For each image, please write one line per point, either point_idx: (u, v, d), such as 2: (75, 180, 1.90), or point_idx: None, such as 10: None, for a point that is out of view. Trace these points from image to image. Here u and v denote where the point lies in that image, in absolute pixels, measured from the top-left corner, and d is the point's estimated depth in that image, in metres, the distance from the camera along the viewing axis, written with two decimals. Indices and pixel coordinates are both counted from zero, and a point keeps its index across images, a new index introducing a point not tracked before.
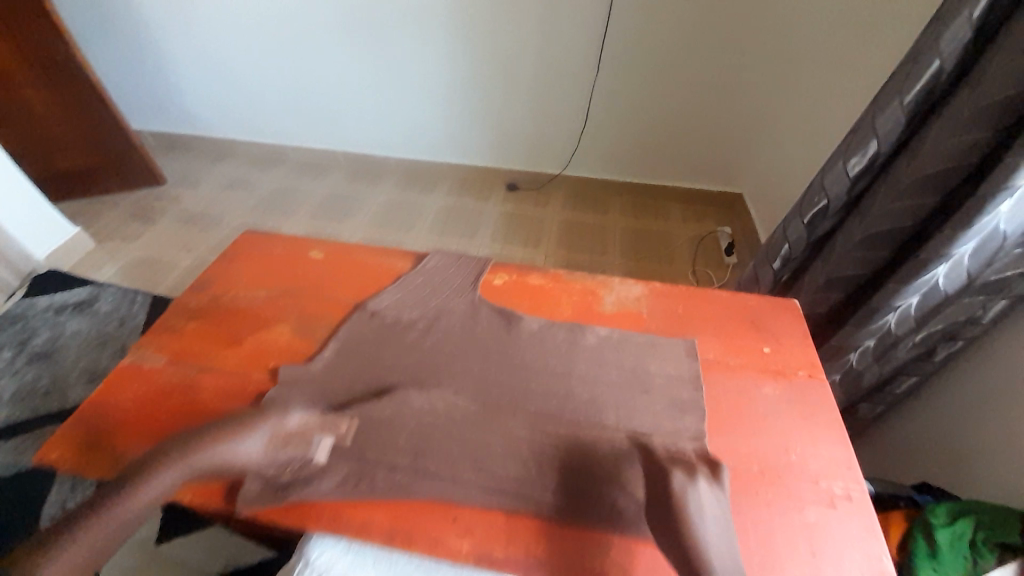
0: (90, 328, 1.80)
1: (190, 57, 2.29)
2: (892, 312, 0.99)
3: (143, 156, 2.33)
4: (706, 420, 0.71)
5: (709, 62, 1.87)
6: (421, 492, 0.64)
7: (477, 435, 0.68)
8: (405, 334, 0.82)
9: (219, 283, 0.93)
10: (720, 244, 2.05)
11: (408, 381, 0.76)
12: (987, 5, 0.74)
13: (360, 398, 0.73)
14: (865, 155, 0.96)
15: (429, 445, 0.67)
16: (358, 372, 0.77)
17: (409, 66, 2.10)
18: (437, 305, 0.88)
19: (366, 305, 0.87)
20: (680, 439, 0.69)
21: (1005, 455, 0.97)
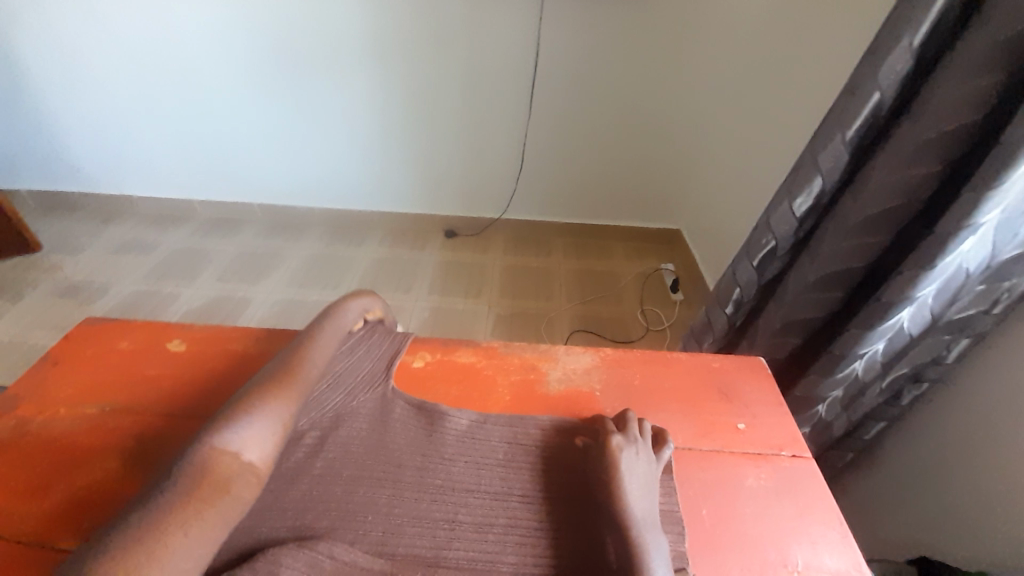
0: None
1: (74, 108, 2.01)
2: (858, 360, 0.90)
3: (8, 220, 1.96)
4: (686, 538, 0.57)
5: (636, 103, 1.89)
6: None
7: None
8: (290, 454, 0.62)
9: (33, 405, 0.71)
10: (665, 281, 1.99)
11: (288, 529, 0.55)
12: (928, 31, 0.70)
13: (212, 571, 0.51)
14: (810, 193, 0.89)
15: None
16: None
17: (330, 111, 1.95)
18: (337, 406, 0.67)
19: None
20: None
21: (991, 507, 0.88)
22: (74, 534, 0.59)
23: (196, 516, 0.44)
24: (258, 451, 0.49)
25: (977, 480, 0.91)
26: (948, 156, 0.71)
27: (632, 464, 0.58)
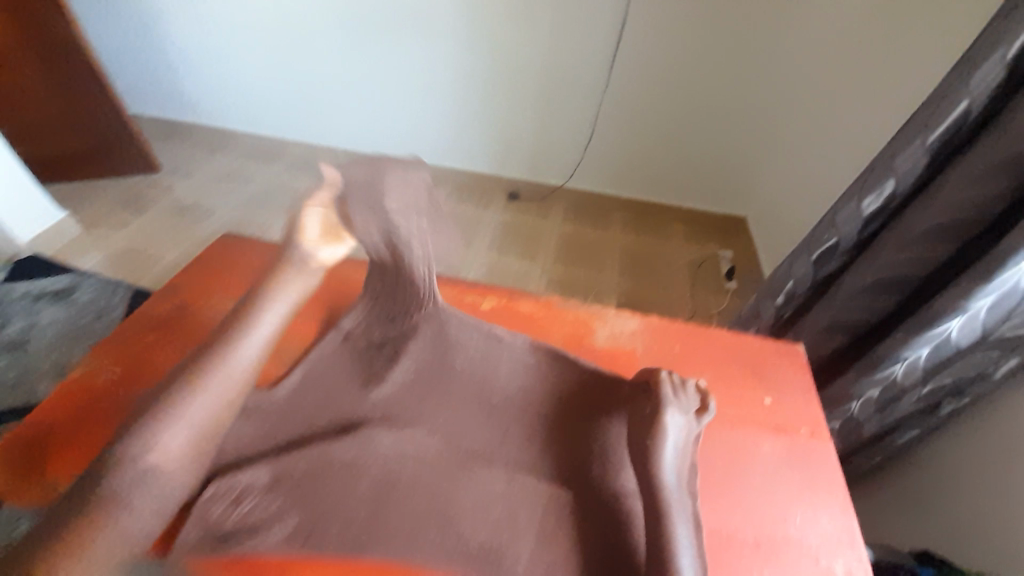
0: (66, 320, 1.73)
1: (196, 46, 2.24)
2: (900, 362, 0.93)
3: (139, 143, 2.26)
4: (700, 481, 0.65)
5: (721, 84, 1.85)
6: (375, 559, 0.56)
7: (446, 487, 0.62)
8: (379, 361, 0.76)
9: (186, 290, 0.87)
10: (720, 269, 1.99)
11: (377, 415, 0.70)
12: None
13: (322, 433, 0.67)
14: (880, 195, 0.92)
15: (390, 495, 0.60)
16: (326, 402, 0.71)
17: (418, 67, 2.04)
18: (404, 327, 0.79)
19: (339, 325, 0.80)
20: None
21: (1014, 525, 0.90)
22: None
23: (147, 485, 0.52)
24: (199, 426, 0.57)
25: (1004, 497, 0.92)
26: None
27: (674, 427, 0.63)
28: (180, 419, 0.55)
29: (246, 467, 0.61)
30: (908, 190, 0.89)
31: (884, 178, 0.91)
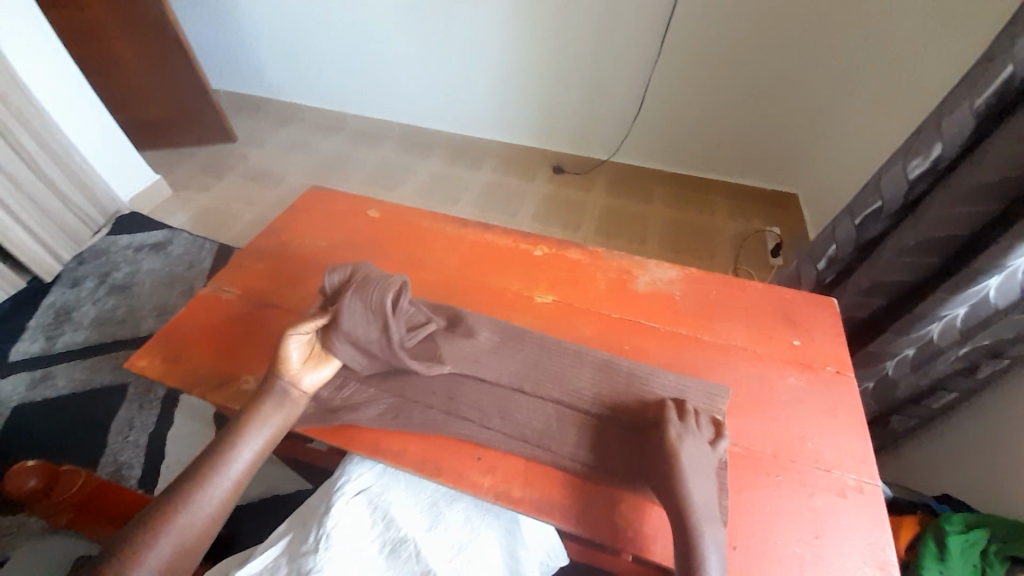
0: (163, 269, 1.91)
1: (261, 22, 2.36)
2: (936, 321, 0.96)
3: (217, 113, 2.45)
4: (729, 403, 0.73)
5: (779, 58, 1.78)
6: (455, 431, 0.72)
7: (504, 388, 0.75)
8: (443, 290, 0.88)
9: (286, 231, 1.04)
10: (766, 244, 2.00)
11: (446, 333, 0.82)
12: None
13: None
14: (928, 157, 0.95)
15: (460, 391, 0.75)
16: None
17: (471, 40, 2.08)
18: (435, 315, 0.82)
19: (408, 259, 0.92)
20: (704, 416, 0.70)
21: None
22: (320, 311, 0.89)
23: (179, 525, 0.58)
24: (238, 473, 0.64)
25: None
26: None
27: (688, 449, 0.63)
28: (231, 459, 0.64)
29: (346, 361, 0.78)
30: (955, 152, 0.92)
31: (932, 141, 0.95)
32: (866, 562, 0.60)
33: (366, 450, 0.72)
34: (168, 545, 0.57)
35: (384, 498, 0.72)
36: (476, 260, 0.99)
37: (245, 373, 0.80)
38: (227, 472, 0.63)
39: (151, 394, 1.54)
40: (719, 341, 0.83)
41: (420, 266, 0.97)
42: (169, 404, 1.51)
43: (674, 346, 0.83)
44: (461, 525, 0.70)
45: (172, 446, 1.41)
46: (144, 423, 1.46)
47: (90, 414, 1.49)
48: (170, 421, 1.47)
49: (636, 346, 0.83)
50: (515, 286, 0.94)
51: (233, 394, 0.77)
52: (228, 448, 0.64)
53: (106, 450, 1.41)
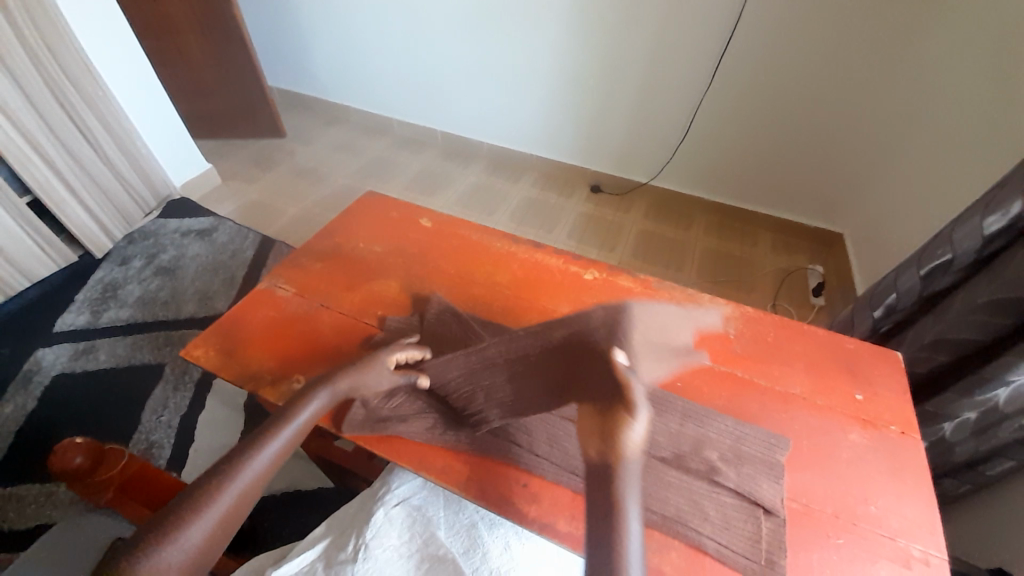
0: (208, 256, 1.97)
1: (321, 25, 2.44)
2: (1004, 386, 0.91)
3: (271, 109, 2.52)
4: (787, 454, 0.70)
5: (836, 97, 1.75)
6: (502, 454, 0.71)
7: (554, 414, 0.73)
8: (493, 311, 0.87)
9: (342, 233, 1.05)
10: (808, 282, 1.95)
11: None
12: None
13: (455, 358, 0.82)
14: (1007, 215, 0.91)
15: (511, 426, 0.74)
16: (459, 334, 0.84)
17: (524, 56, 2.10)
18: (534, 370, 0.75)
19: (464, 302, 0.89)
20: (758, 465, 0.68)
21: None
22: (370, 316, 0.89)
23: (228, 491, 0.55)
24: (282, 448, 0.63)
25: None
26: None
27: None
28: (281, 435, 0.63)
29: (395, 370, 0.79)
30: None
31: (1014, 198, 0.91)
32: None
33: (412, 462, 0.72)
34: (215, 513, 0.54)
35: (424, 513, 0.72)
36: (527, 278, 0.98)
37: (296, 373, 0.81)
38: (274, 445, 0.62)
39: (186, 376, 1.57)
40: (776, 386, 0.80)
41: (471, 280, 0.97)
42: (202, 388, 1.54)
43: (728, 387, 0.80)
44: (501, 551, 0.68)
45: (202, 430, 1.44)
46: (177, 404, 1.49)
47: (127, 390, 1.53)
48: (202, 405, 1.49)
49: (688, 385, 0.81)
50: (565, 308, 0.93)
51: (286, 392, 0.78)
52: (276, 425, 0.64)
53: (139, 427, 1.44)
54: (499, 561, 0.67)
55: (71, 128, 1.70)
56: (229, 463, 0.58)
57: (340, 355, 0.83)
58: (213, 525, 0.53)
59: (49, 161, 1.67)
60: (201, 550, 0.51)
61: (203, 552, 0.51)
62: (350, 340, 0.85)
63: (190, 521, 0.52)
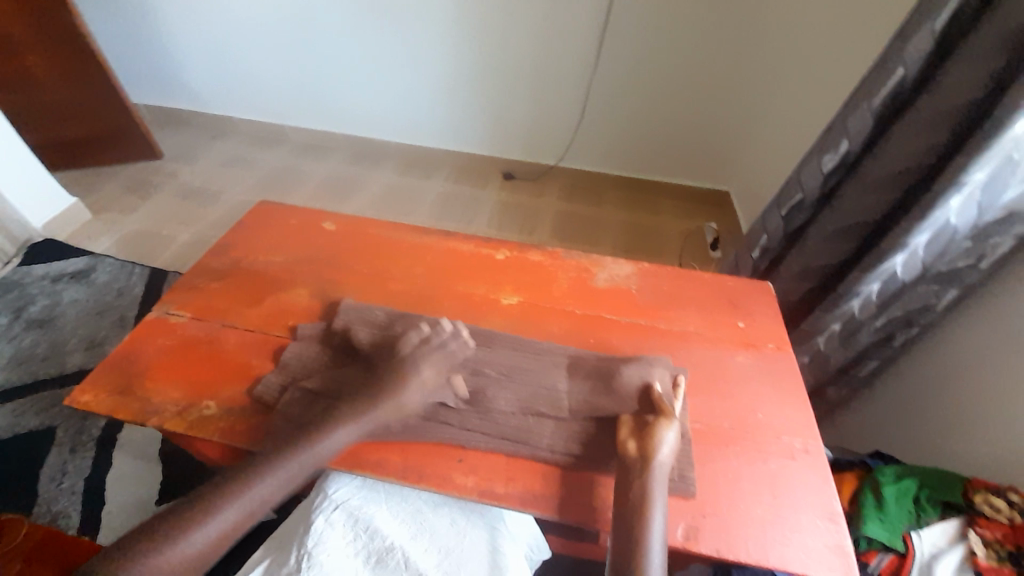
0: (89, 300, 1.75)
1: (189, 31, 2.22)
2: (856, 298, 1.07)
3: (142, 129, 2.25)
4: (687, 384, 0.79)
5: (705, 65, 1.94)
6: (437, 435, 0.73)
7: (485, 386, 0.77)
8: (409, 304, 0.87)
9: (239, 247, 1.00)
10: (705, 238, 2.13)
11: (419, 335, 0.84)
12: (949, 18, 0.87)
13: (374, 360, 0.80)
14: (838, 152, 1.09)
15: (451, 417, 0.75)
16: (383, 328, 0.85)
17: (420, 48, 2.07)
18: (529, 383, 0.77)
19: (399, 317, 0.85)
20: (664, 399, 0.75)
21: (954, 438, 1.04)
22: (280, 328, 0.86)
23: (229, 506, 0.62)
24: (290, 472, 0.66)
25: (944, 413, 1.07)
26: (956, 127, 0.88)
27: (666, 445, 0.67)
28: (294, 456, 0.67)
29: (313, 378, 0.77)
30: (859, 147, 1.05)
31: (840, 138, 1.08)
32: (817, 515, 0.67)
33: (345, 463, 0.72)
34: (214, 527, 0.60)
35: (365, 512, 0.72)
36: (441, 265, 1.00)
37: (206, 399, 0.76)
38: (283, 470, 0.66)
39: (84, 435, 1.40)
40: (674, 328, 0.90)
41: (384, 276, 0.97)
42: (107, 444, 1.38)
43: (635, 336, 0.88)
44: (448, 526, 0.73)
45: (112, 490, 1.29)
46: (79, 467, 1.33)
47: (10, 464, 1.33)
48: (108, 462, 1.34)
49: (600, 339, 0.88)
50: (482, 289, 0.96)
51: (195, 421, 0.74)
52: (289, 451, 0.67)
53: (36, 500, 1.27)
54: (448, 535, 0.71)
55: None
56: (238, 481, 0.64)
57: (253, 373, 0.80)
58: (208, 538, 0.60)
59: None
60: (197, 560, 0.59)
61: (198, 559, 0.59)
62: (261, 355, 0.82)
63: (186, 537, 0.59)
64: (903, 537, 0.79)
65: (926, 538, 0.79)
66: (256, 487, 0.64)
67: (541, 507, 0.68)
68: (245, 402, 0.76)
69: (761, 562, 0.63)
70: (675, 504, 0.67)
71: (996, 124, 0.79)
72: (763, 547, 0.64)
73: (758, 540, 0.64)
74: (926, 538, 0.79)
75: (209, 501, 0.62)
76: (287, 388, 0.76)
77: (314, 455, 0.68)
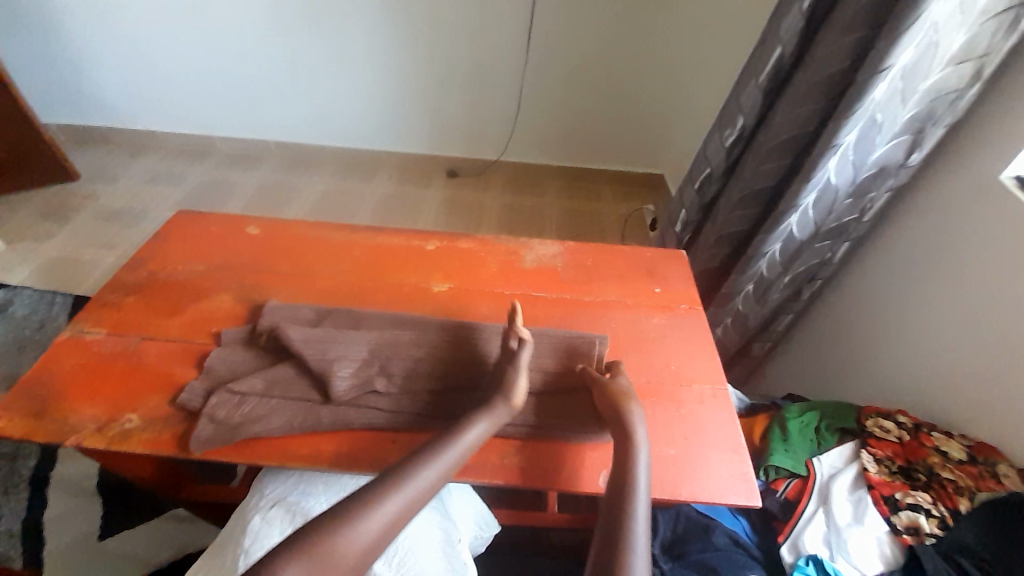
0: (6, 334, 1.63)
1: (98, 43, 2.09)
2: (763, 259, 1.15)
3: (53, 151, 2.09)
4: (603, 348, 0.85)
5: (628, 53, 2.02)
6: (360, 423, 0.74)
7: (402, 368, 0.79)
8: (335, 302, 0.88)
9: (156, 259, 0.97)
10: (644, 220, 2.22)
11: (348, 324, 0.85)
12: None
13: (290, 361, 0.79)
14: (735, 128, 1.19)
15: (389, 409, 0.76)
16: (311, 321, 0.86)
17: (350, 49, 2.05)
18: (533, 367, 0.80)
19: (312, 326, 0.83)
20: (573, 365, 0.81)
21: (856, 377, 1.13)
22: (206, 335, 0.85)
23: (408, 487, 0.63)
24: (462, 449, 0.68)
25: (845, 356, 1.17)
26: (828, 94, 0.98)
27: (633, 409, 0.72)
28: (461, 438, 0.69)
29: (237, 379, 0.76)
30: (753, 121, 1.16)
31: (736, 114, 1.18)
32: (724, 450, 0.74)
33: (276, 459, 0.72)
34: (386, 513, 0.60)
35: (303, 504, 0.74)
36: (371, 260, 1.01)
37: (128, 412, 0.75)
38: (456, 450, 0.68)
39: (16, 476, 1.30)
40: (598, 299, 0.95)
41: (314, 275, 0.97)
42: (42, 483, 1.30)
43: (561, 309, 0.93)
44: None
45: (51, 530, 1.22)
46: (14, 510, 1.25)
47: None
48: (44, 501, 1.26)
49: (528, 315, 0.92)
50: (413, 279, 0.98)
51: (117, 435, 0.73)
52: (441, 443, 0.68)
53: None
54: None
55: None
56: (403, 471, 0.64)
57: (177, 382, 0.79)
58: (382, 524, 0.59)
59: None
60: (368, 548, 0.58)
61: (372, 546, 0.58)
62: (186, 364, 0.81)
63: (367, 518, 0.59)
64: (806, 463, 0.88)
65: (825, 462, 0.87)
66: (414, 479, 0.64)
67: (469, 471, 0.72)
68: (170, 411, 0.75)
69: (675, 497, 0.69)
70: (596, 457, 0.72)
71: (856, 87, 0.89)
72: (677, 483, 0.70)
73: (672, 478, 0.70)
74: (825, 461, 0.87)
75: (377, 490, 0.62)
76: (212, 392, 0.76)
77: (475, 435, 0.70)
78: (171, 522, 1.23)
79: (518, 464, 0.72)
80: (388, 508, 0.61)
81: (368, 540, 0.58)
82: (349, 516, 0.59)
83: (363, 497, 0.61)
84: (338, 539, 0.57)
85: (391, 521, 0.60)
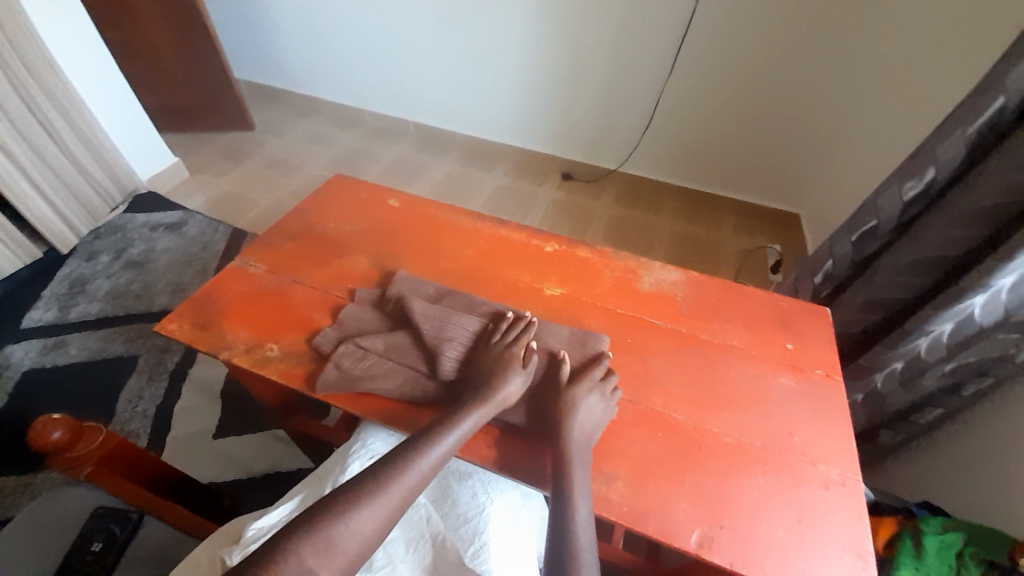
0: (178, 248, 1.95)
1: (288, 16, 2.37)
2: (923, 337, 1.00)
3: (239, 101, 2.43)
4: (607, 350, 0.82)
5: (791, 80, 1.81)
6: (436, 398, 0.77)
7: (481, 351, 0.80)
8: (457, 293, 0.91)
9: (311, 213, 1.09)
10: (767, 260, 2.03)
11: (466, 308, 0.88)
12: None
13: (417, 335, 0.83)
14: (923, 181, 1.03)
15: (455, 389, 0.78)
16: (436, 300, 0.90)
17: (494, 44, 2.10)
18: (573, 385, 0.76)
19: (406, 301, 0.86)
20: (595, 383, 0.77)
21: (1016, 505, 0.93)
22: (342, 289, 0.94)
23: (389, 492, 0.60)
24: (439, 457, 0.66)
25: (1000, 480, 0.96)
26: None
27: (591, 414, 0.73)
28: (447, 438, 0.68)
29: (365, 336, 0.83)
30: (948, 177, 0.99)
31: (928, 166, 1.02)
32: (845, 550, 0.64)
33: (379, 417, 0.77)
34: (373, 514, 0.57)
35: None
36: (492, 252, 1.04)
37: (270, 342, 0.85)
38: (428, 460, 0.65)
39: (161, 366, 1.57)
40: (716, 340, 0.88)
41: (438, 255, 1.02)
42: (178, 378, 1.54)
43: (673, 342, 0.88)
44: (469, 497, 0.76)
45: (178, 419, 1.45)
46: (152, 395, 1.50)
47: (99, 384, 1.52)
48: (179, 394, 1.50)
49: (637, 340, 0.88)
50: (528, 278, 0.99)
51: (259, 359, 0.83)
52: (416, 450, 0.65)
53: (115, 417, 1.45)
54: (471, 505, 0.75)
55: (33, 121, 1.67)
56: (394, 466, 0.63)
57: (313, 326, 0.87)
58: (372, 523, 0.57)
59: (10, 154, 1.64)
60: (359, 549, 0.55)
61: (362, 544, 0.55)
62: (323, 312, 0.90)
63: (353, 521, 0.56)
64: None
65: None
66: (397, 483, 0.61)
67: (543, 483, 0.72)
68: (304, 350, 0.84)
69: None
70: (689, 511, 0.67)
71: None
72: (781, 567, 0.63)
73: (775, 558, 0.63)
74: None
75: (354, 492, 0.59)
76: (341, 342, 0.83)
77: (451, 438, 0.68)
78: (267, 440, 1.39)
79: (602, 493, 0.69)
80: (373, 512, 0.58)
81: (354, 549, 0.55)
82: (339, 512, 0.56)
83: (345, 497, 0.58)
84: (328, 537, 0.54)
85: (372, 527, 0.57)
